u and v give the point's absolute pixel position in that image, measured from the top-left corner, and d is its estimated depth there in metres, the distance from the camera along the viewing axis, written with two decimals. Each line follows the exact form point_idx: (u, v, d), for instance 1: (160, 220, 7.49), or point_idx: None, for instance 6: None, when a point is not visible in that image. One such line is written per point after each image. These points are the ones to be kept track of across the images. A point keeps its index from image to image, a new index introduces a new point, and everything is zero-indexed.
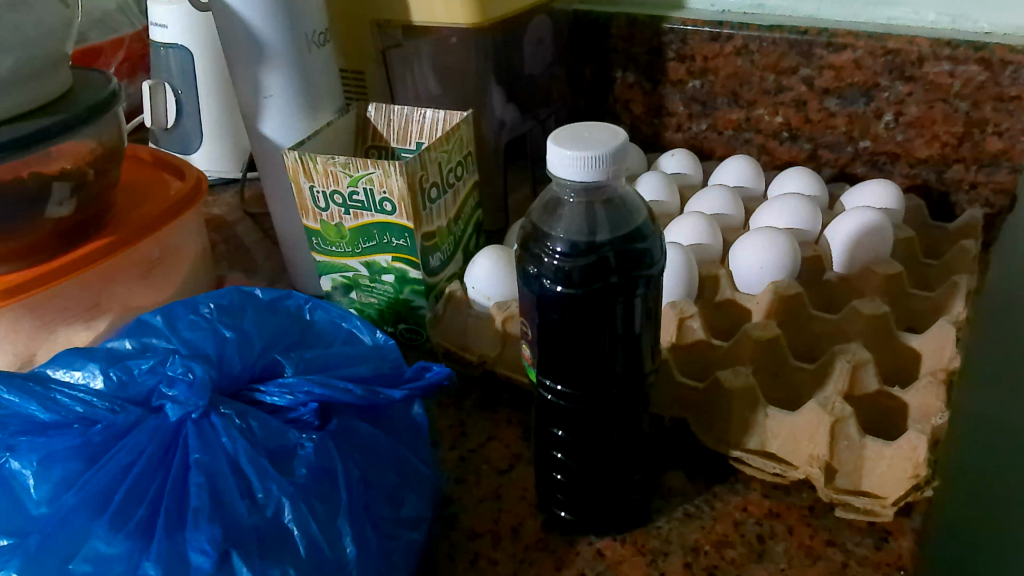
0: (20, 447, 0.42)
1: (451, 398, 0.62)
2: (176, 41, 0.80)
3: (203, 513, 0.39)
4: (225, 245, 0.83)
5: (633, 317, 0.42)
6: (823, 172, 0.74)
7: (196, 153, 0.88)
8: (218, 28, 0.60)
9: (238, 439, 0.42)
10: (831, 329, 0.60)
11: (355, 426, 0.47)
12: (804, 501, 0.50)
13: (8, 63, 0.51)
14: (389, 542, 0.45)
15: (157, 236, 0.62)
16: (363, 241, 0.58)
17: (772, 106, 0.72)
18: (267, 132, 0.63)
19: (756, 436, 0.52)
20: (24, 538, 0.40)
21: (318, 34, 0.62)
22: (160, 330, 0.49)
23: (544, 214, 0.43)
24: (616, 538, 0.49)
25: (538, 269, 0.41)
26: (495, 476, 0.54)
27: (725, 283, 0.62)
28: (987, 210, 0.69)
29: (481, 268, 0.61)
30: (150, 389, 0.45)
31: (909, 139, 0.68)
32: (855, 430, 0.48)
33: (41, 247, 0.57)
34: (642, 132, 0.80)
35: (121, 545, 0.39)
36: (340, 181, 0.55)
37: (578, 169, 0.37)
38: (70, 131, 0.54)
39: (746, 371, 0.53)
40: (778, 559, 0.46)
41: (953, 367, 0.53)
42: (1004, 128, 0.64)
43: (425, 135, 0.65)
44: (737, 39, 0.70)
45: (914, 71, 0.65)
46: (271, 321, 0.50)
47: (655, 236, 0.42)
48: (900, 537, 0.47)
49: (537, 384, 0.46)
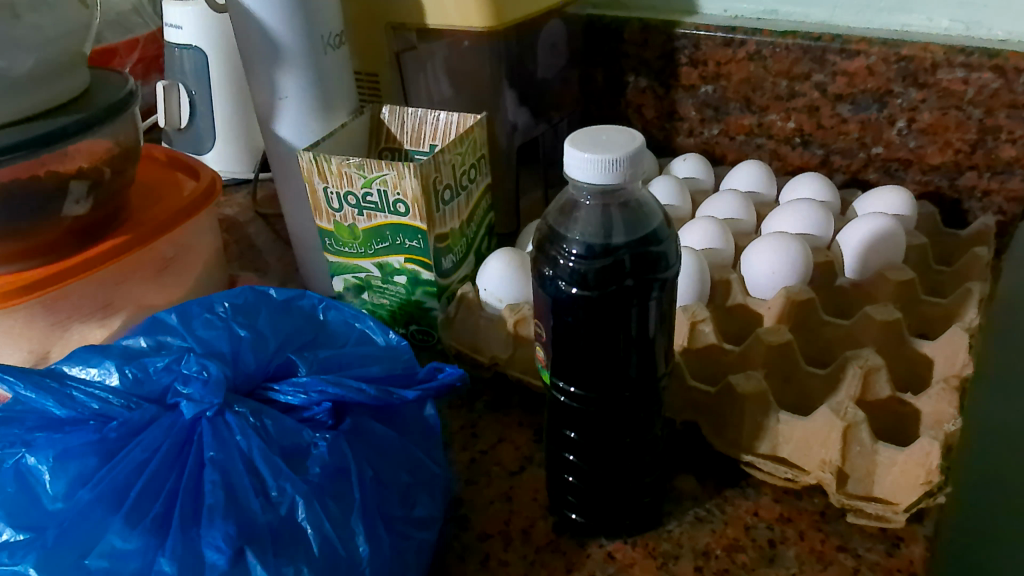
0: (37, 443, 0.43)
1: (461, 400, 0.62)
2: (192, 42, 0.81)
3: (218, 510, 0.40)
4: (238, 245, 0.84)
5: (647, 321, 0.42)
6: (835, 178, 0.74)
7: (209, 153, 0.89)
8: (235, 30, 0.61)
9: (253, 437, 0.42)
10: (843, 334, 0.60)
11: (369, 425, 0.47)
12: (815, 506, 0.50)
13: (28, 63, 0.51)
14: (402, 541, 0.45)
15: (172, 236, 0.63)
16: (376, 243, 0.59)
17: (785, 111, 0.72)
18: (284, 133, 0.64)
19: (767, 441, 0.52)
20: (40, 533, 0.40)
21: (334, 36, 0.62)
22: (175, 328, 0.49)
23: (559, 216, 0.43)
24: (626, 540, 0.49)
25: (554, 271, 0.42)
26: (506, 477, 0.54)
27: (737, 288, 0.62)
28: (1000, 217, 0.69)
29: (493, 270, 0.61)
30: (165, 386, 0.45)
31: (922, 146, 0.68)
32: (867, 436, 0.48)
33: (58, 245, 0.58)
34: (653, 136, 0.81)
35: (136, 541, 0.39)
36: (354, 183, 0.56)
37: (595, 173, 0.37)
38: (88, 130, 0.54)
39: (759, 376, 0.53)
40: (788, 563, 0.46)
41: (965, 374, 0.53)
42: (1017, 135, 0.64)
43: (438, 137, 0.65)
44: (749, 45, 0.70)
45: (927, 78, 0.65)
46: (284, 321, 0.51)
47: (670, 239, 0.42)
48: (912, 543, 0.47)
49: (550, 386, 0.46)
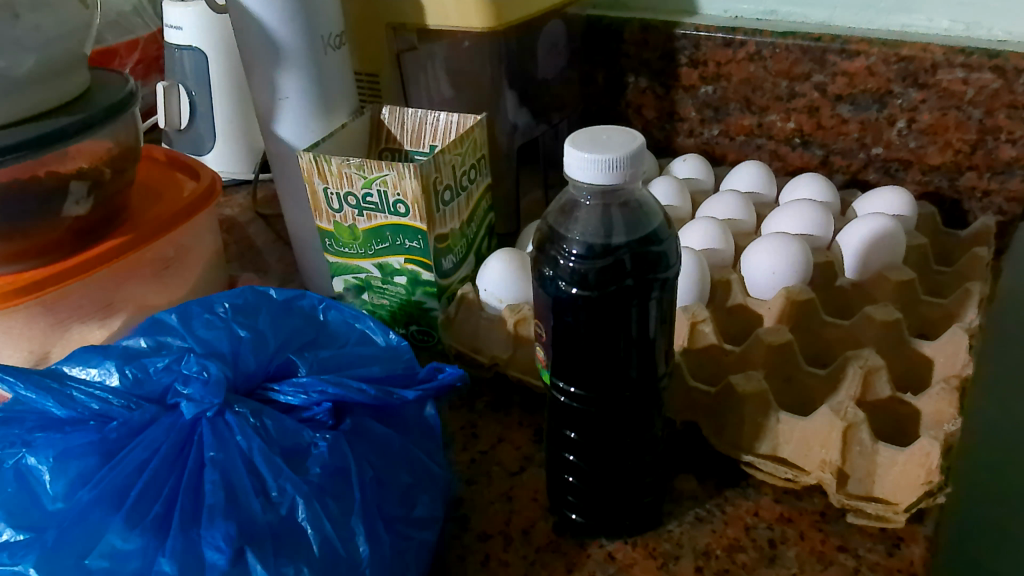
0: (37, 443, 0.43)
1: (461, 401, 0.62)
2: (192, 42, 0.81)
3: (218, 510, 0.40)
4: (238, 245, 0.84)
5: (647, 320, 0.42)
6: (835, 179, 0.74)
7: (209, 154, 0.89)
8: (236, 30, 0.61)
9: (253, 437, 0.42)
10: (843, 335, 0.60)
11: (369, 425, 0.47)
12: (815, 507, 0.50)
13: (28, 63, 0.51)
14: (402, 542, 0.45)
15: (172, 236, 0.63)
16: (376, 243, 0.59)
17: (785, 112, 0.72)
18: (284, 134, 0.64)
19: (768, 441, 0.52)
20: (40, 533, 0.40)
21: (334, 37, 0.62)
22: (175, 328, 0.49)
23: (560, 216, 0.43)
24: (627, 541, 0.49)
25: (554, 271, 0.42)
26: (506, 478, 0.54)
27: (737, 289, 0.62)
28: (1000, 218, 0.69)
29: (493, 270, 0.61)
30: (165, 387, 0.45)
31: (922, 146, 0.68)
32: (867, 436, 0.48)
33: (58, 245, 0.58)
34: (653, 137, 0.81)
35: (136, 541, 0.39)
36: (354, 183, 0.56)
37: (595, 173, 0.37)
38: (88, 130, 0.54)
39: (759, 376, 0.53)
40: (789, 564, 0.46)
41: (965, 374, 0.53)
42: (1017, 136, 0.64)
43: (438, 138, 0.65)
44: (749, 45, 0.70)
45: (927, 78, 0.65)
46: (284, 321, 0.51)
47: (670, 239, 0.42)
48: (912, 543, 0.47)
49: (550, 386, 0.46)
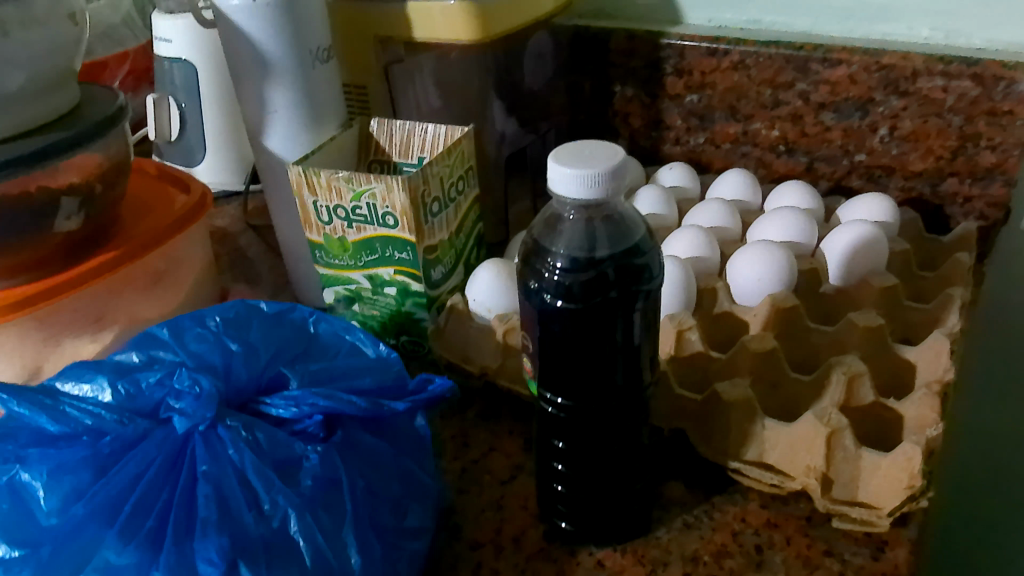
0: (31, 459, 0.43)
1: (453, 410, 0.62)
2: (182, 55, 0.81)
3: (211, 523, 0.40)
4: (229, 257, 0.84)
5: (633, 330, 0.42)
6: (820, 185, 0.75)
7: (200, 166, 0.89)
8: (224, 45, 0.61)
9: (245, 451, 0.43)
10: (828, 340, 0.60)
11: (360, 437, 0.48)
12: (802, 511, 0.51)
13: (19, 79, 0.52)
14: (393, 552, 0.46)
15: (163, 249, 0.63)
16: (366, 255, 0.59)
17: (769, 120, 0.73)
18: (273, 147, 0.65)
19: (754, 447, 0.52)
20: (35, 549, 0.40)
21: (323, 51, 0.63)
22: (167, 343, 0.49)
23: (544, 229, 0.44)
24: (616, 548, 0.49)
25: (539, 284, 0.42)
26: (497, 487, 0.55)
27: (723, 296, 0.62)
28: (982, 223, 0.69)
29: (482, 281, 0.61)
30: (158, 401, 0.45)
31: (904, 152, 0.69)
32: (851, 441, 0.49)
33: (49, 260, 0.58)
34: (641, 145, 0.81)
35: (131, 556, 0.39)
36: (343, 196, 0.56)
37: (579, 187, 0.38)
38: (80, 145, 0.55)
39: (745, 383, 0.53)
40: (776, 568, 0.47)
41: (947, 379, 0.54)
42: (997, 142, 0.65)
43: (426, 149, 0.66)
44: (733, 54, 0.71)
45: (907, 86, 0.66)
46: (276, 333, 0.51)
47: (653, 250, 0.43)
48: (897, 546, 0.47)
49: (538, 396, 0.47)
